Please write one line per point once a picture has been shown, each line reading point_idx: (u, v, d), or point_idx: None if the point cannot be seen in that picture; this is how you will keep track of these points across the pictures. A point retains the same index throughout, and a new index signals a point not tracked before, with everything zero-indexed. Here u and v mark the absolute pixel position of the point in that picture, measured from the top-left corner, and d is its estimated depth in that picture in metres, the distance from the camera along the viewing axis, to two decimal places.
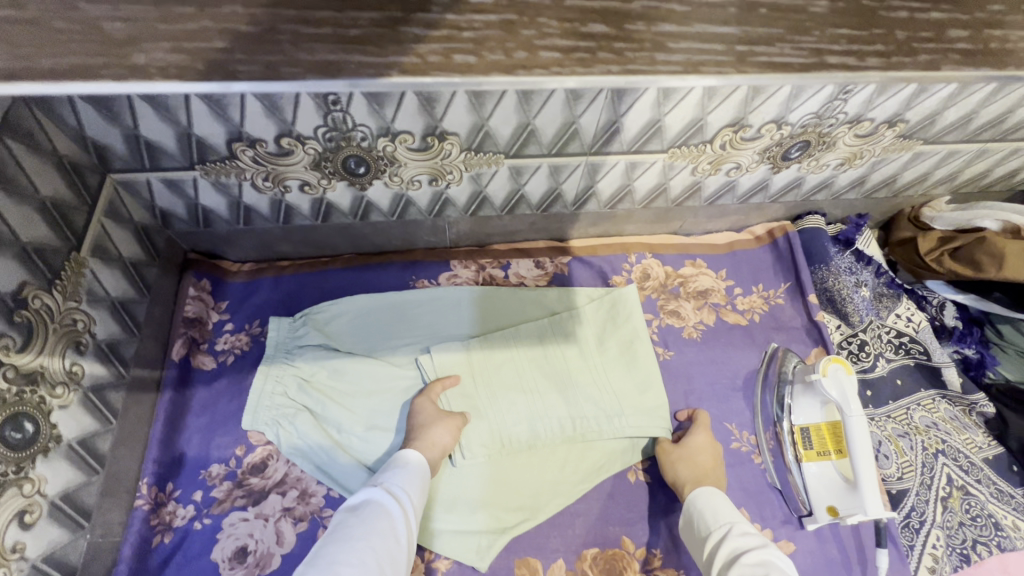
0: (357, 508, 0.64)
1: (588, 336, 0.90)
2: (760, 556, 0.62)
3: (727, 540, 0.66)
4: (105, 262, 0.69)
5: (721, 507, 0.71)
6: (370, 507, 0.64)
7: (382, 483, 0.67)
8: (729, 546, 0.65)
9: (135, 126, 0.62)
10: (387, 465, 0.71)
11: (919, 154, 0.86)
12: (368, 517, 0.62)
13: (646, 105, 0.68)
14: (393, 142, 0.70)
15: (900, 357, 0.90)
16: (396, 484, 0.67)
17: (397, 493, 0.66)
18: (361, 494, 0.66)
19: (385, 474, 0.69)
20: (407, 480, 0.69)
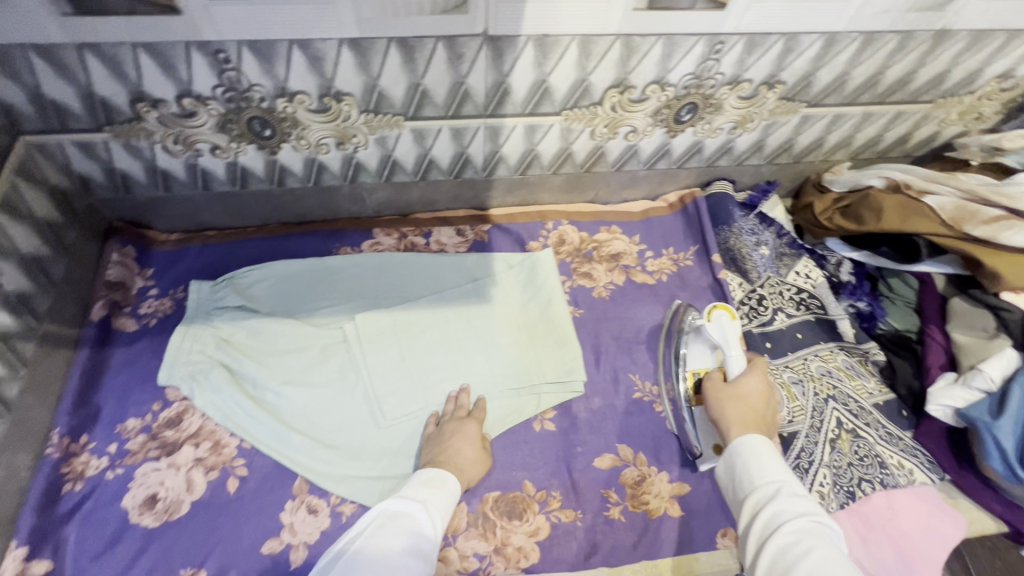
0: (394, 520, 0.63)
1: (505, 298, 0.95)
2: (802, 524, 0.53)
3: (771, 502, 0.56)
4: (15, 217, 0.72)
5: (767, 463, 0.60)
6: (405, 523, 0.62)
7: (422, 500, 0.67)
8: (772, 506, 0.56)
9: (37, 84, 0.67)
10: (426, 480, 0.70)
11: (807, 118, 0.91)
12: (405, 536, 0.61)
13: (527, 62, 0.73)
14: (292, 103, 0.74)
15: (801, 313, 0.94)
16: (434, 506, 0.67)
17: (433, 514, 0.66)
18: (399, 504, 0.65)
19: (427, 489, 0.68)
20: (445, 504, 0.68)
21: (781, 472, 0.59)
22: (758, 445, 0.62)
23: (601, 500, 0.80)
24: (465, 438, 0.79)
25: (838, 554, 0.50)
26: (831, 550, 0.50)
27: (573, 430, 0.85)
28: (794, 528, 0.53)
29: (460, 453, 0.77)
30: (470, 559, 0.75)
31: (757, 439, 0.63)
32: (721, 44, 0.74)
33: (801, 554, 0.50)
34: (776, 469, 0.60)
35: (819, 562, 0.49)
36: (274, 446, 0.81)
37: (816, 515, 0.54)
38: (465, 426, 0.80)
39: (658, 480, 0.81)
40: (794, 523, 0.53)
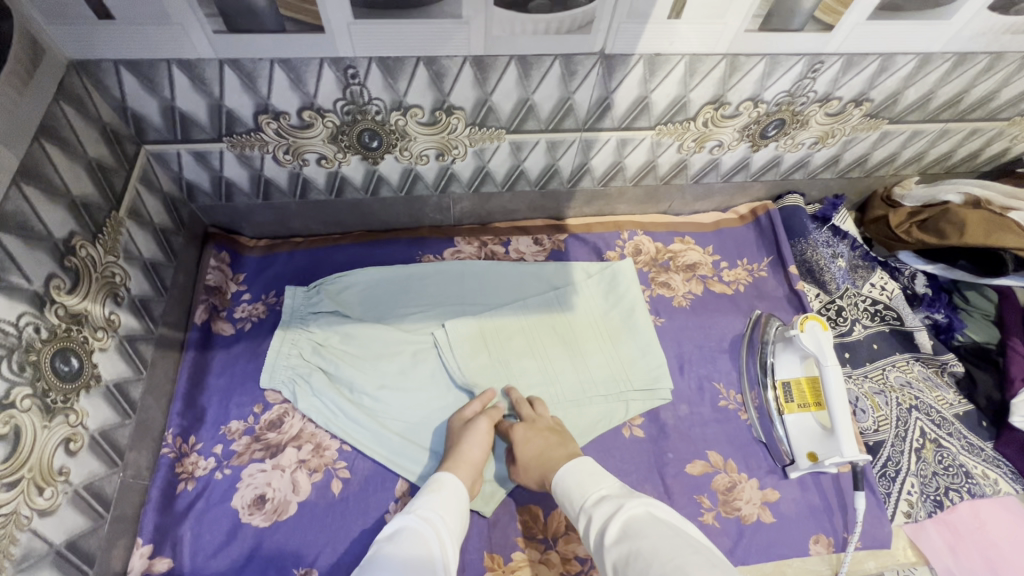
0: (393, 539, 0.62)
1: (587, 306, 0.97)
2: (620, 523, 0.62)
3: (592, 519, 0.65)
4: (138, 224, 0.74)
5: (584, 483, 0.70)
6: (401, 534, 0.63)
7: (410, 510, 0.67)
8: (596, 523, 0.64)
9: (171, 97, 0.69)
10: (424, 491, 0.71)
11: (886, 134, 0.94)
12: (406, 542, 0.62)
13: (634, 80, 0.75)
14: (405, 116, 0.76)
15: (876, 324, 0.96)
16: (432, 509, 0.67)
17: (431, 519, 0.66)
18: (394, 524, 0.65)
19: (417, 501, 0.69)
20: (440, 506, 0.68)
21: (589, 483, 0.70)
22: (572, 469, 0.72)
23: (695, 505, 0.81)
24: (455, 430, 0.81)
25: (658, 530, 0.59)
26: (648, 533, 0.58)
27: (663, 436, 0.87)
28: (613, 537, 0.61)
29: (457, 442, 0.79)
30: (572, 562, 0.76)
31: (568, 466, 0.73)
32: (821, 64, 0.77)
33: (626, 554, 0.58)
34: (591, 484, 0.69)
35: (639, 550, 0.57)
36: (375, 448, 0.82)
37: (622, 509, 0.63)
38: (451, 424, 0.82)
39: (750, 486, 0.83)
40: (612, 531, 0.62)
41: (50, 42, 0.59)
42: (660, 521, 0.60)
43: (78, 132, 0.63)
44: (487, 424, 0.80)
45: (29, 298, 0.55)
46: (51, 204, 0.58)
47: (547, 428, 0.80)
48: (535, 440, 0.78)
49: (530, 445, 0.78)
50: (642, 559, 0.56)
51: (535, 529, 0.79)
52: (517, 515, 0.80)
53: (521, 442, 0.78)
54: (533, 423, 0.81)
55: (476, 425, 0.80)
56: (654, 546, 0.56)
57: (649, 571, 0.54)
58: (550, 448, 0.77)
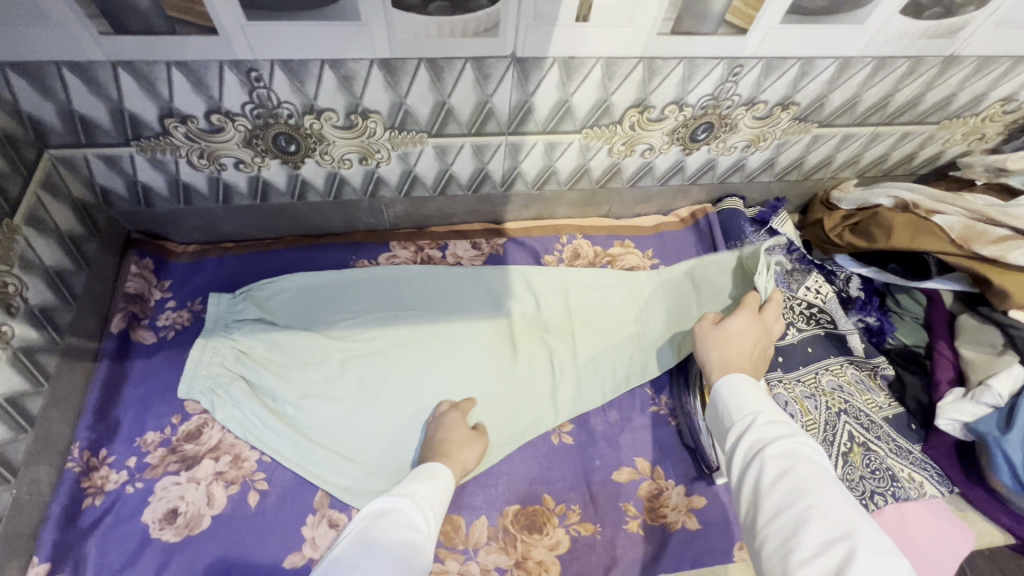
0: (383, 517, 0.60)
1: (520, 310, 0.96)
2: (786, 446, 0.55)
3: (750, 429, 0.58)
4: (40, 231, 0.72)
5: (756, 398, 0.62)
6: (396, 517, 0.60)
7: (409, 493, 0.65)
8: (748, 434, 0.58)
9: (68, 100, 0.67)
10: (416, 475, 0.69)
11: (818, 137, 0.93)
12: (399, 527, 0.59)
13: (551, 84, 0.74)
14: (319, 120, 0.75)
15: (810, 327, 0.97)
16: (423, 498, 0.65)
17: (422, 507, 0.64)
18: (383, 500, 0.63)
19: (413, 486, 0.67)
20: (432, 495, 0.67)
21: (757, 401, 0.61)
22: (741, 381, 0.65)
23: (619, 513, 0.80)
24: (446, 424, 0.80)
25: (824, 473, 0.53)
26: (816, 467, 0.53)
27: (590, 443, 0.86)
28: (779, 454, 0.54)
29: (454, 446, 0.77)
30: (492, 573, 0.75)
31: (747, 379, 0.65)
32: (740, 68, 0.76)
33: (782, 473, 0.53)
34: (766, 403, 0.61)
35: (802, 479, 0.51)
36: (296, 459, 0.81)
37: (798, 441, 0.55)
38: (446, 415, 0.81)
39: (675, 493, 0.82)
40: (778, 446, 0.55)
41: None
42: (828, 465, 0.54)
43: None
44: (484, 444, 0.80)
45: None
46: None
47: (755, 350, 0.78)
48: (747, 342, 0.75)
49: (740, 341, 0.74)
50: (808, 492, 0.50)
51: (457, 540, 0.77)
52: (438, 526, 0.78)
53: (739, 331, 0.76)
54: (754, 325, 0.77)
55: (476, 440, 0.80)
56: (822, 482, 0.51)
57: (806, 498, 0.50)
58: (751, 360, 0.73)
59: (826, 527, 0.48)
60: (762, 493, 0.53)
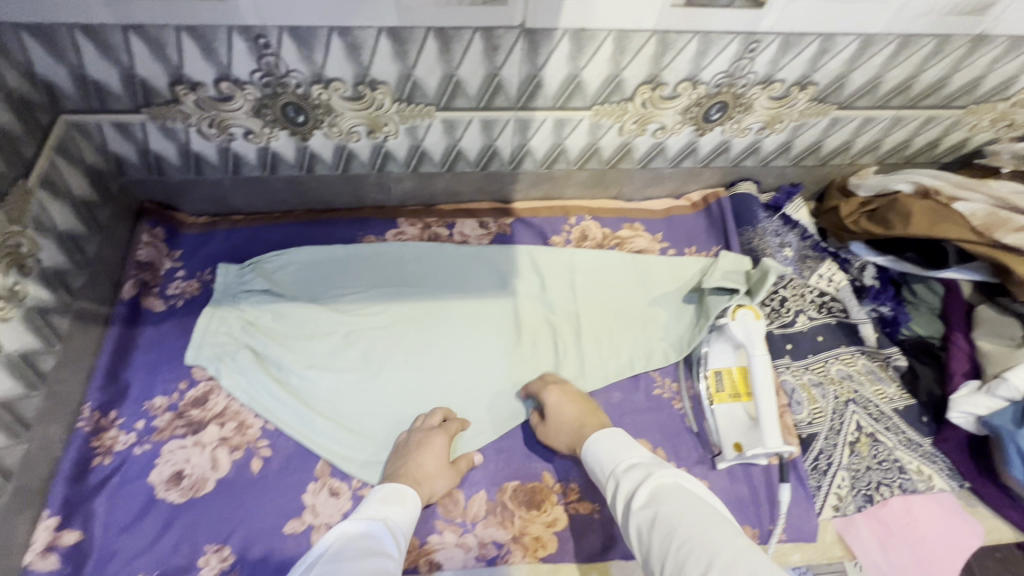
0: (356, 541, 0.60)
1: (526, 289, 0.96)
2: (647, 491, 0.61)
3: (619, 486, 0.64)
4: (54, 195, 0.73)
5: (613, 449, 0.69)
6: (370, 542, 0.61)
7: (383, 518, 0.65)
8: (620, 490, 0.64)
9: (81, 64, 0.68)
10: (388, 496, 0.68)
11: (837, 120, 0.91)
12: (372, 552, 0.59)
13: (561, 57, 0.73)
14: (327, 90, 0.75)
15: (822, 316, 0.94)
16: (397, 524, 0.65)
17: (396, 534, 0.64)
18: (360, 523, 0.63)
19: (387, 510, 0.66)
20: (406, 523, 0.66)
21: (618, 451, 0.68)
22: (601, 438, 0.71)
23: None
24: (429, 452, 0.77)
25: (685, 499, 0.59)
26: (675, 500, 0.58)
27: None
28: (643, 502, 0.60)
29: (421, 468, 0.75)
30: (489, 546, 0.76)
31: (602, 433, 0.71)
32: (757, 44, 0.74)
33: (651, 522, 0.58)
34: (625, 451, 0.68)
35: (665, 518, 0.57)
36: (299, 429, 0.82)
37: (655, 480, 0.62)
38: (431, 438, 0.78)
39: None
40: (642, 495, 0.61)
41: None
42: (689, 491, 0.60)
43: None
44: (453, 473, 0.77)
45: None
46: None
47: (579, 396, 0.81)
48: (570, 405, 0.79)
49: (565, 410, 0.78)
50: (671, 527, 0.56)
51: (455, 513, 0.78)
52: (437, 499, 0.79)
53: (554, 406, 0.79)
54: (566, 388, 0.81)
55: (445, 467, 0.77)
56: (681, 512, 0.57)
57: (672, 537, 0.55)
58: (587, 416, 0.77)
59: (695, 558, 0.52)
60: (645, 543, 0.58)
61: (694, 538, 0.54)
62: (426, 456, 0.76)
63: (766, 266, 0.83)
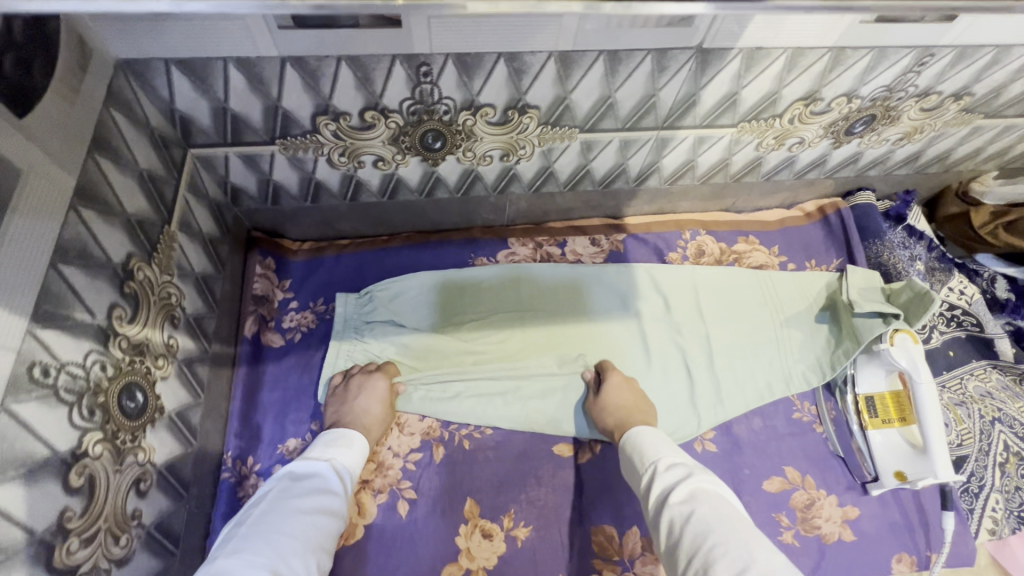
0: (300, 482, 0.64)
1: (648, 311, 0.92)
2: (687, 489, 0.59)
3: (656, 480, 0.62)
4: (189, 237, 0.69)
5: (658, 446, 0.67)
6: (313, 484, 0.64)
7: (328, 459, 0.67)
8: (658, 485, 0.62)
9: (224, 98, 0.62)
10: (331, 438, 0.71)
11: (977, 129, 0.87)
12: (317, 494, 0.63)
13: (727, 76, 0.68)
14: (474, 116, 0.70)
15: (952, 329, 0.92)
16: (344, 464, 0.68)
17: (343, 473, 0.67)
18: (305, 465, 0.66)
19: (335, 451, 0.68)
20: (353, 461, 0.69)
21: (660, 447, 0.67)
22: (647, 428, 0.71)
23: (774, 524, 0.78)
24: (370, 395, 0.77)
25: (726, 508, 0.56)
26: (714, 505, 0.56)
27: (738, 450, 0.83)
28: (680, 498, 0.58)
29: (354, 411, 0.75)
30: None
31: (648, 429, 0.71)
32: (930, 57, 0.70)
33: (686, 517, 0.56)
34: (664, 449, 0.67)
35: (701, 518, 0.54)
36: (442, 467, 0.80)
37: (696, 480, 0.59)
38: (374, 382, 0.78)
39: (829, 504, 0.80)
40: (679, 493, 0.59)
41: (96, 44, 0.52)
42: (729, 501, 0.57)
43: (127, 140, 0.57)
44: (384, 411, 0.77)
45: (94, 335, 0.50)
46: (107, 224, 0.52)
47: (639, 392, 0.81)
48: (627, 393, 0.79)
49: (621, 394, 0.79)
50: (706, 525, 0.53)
51: (611, 551, 0.76)
52: (591, 536, 0.77)
53: (613, 386, 0.80)
54: (631, 380, 0.82)
55: (380, 407, 0.77)
56: (718, 516, 0.54)
57: (707, 536, 0.52)
58: (639, 408, 0.78)
59: (727, 562, 0.49)
60: (674, 540, 0.55)
61: (732, 543, 0.51)
62: (364, 399, 0.76)
63: (924, 290, 0.80)
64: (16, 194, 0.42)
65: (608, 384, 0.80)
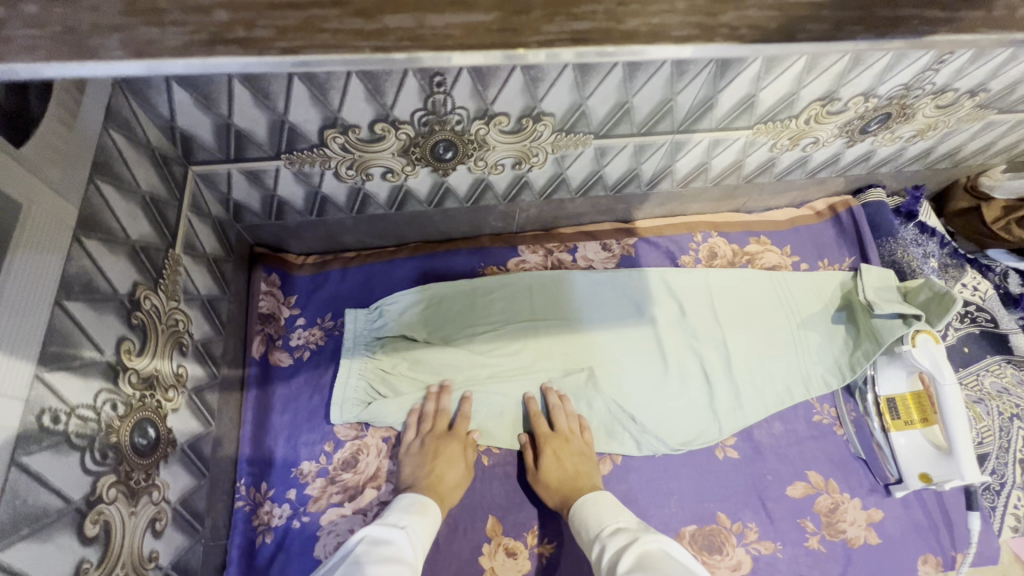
0: (375, 547, 0.58)
1: (664, 317, 0.90)
2: (636, 553, 0.56)
3: (605, 550, 0.60)
4: (193, 258, 0.66)
5: (602, 513, 0.66)
6: (387, 550, 0.57)
7: (403, 526, 0.62)
8: (607, 555, 0.59)
9: (228, 114, 0.59)
10: (404, 506, 0.66)
11: (990, 124, 0.86)
12: (388, 559, 0.56)
13: (747, 79, 0.66)
14: (488, 125, 0.67)
15: (966, 325, 0.92)
16: (418, 533, 0.62)
17: (416, 543, 0.61)
18: (381, 531, 0.60)
19: (409, 519, 0.63)
20: (426, 531, 0.64)
21: (606, 514, 0.65)
22: (593, 501, 0.68)
23: (799, 530, 0.78)
24: (449, 458, 0.74)
25: (673, 564, 0.53)
26: (660, 565, 0.53)
27: (759, 456, 0.82)
28: (629, 564, 0.55)
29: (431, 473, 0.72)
30: None
31: (589, 500, 0.69)
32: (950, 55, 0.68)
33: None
34: (610, 516, 0.65)
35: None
36: None
37: (641, 542, 0.57)
38: (449, 444, 0.75)
39: (853, 507, 0.80)
40: (626, 559, 0.56)
41: None
42: (679, 556, 0.55)
43: (127, 162, 0.54)
44: (462, 475, 0.74)
45: (103, 372, 0.47)
46: (112, 254, 0.49)
47: (575, 450, 0.77)
48: (561, 464, 0.75)
49: (554, 469, 0.75)
50: None
51: None
52: None
53: (544, 462, 0.75)
54: (563, 439, 0.77)
55: (456, 469, 0.74)
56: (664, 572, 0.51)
57: None
58: (577, 477, 0.74)
59: None
60: None
61: None
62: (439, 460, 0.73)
63: (944, 290, 0.80)
64: (19, 231, 0.39)
65: (540, 456, 0.76)
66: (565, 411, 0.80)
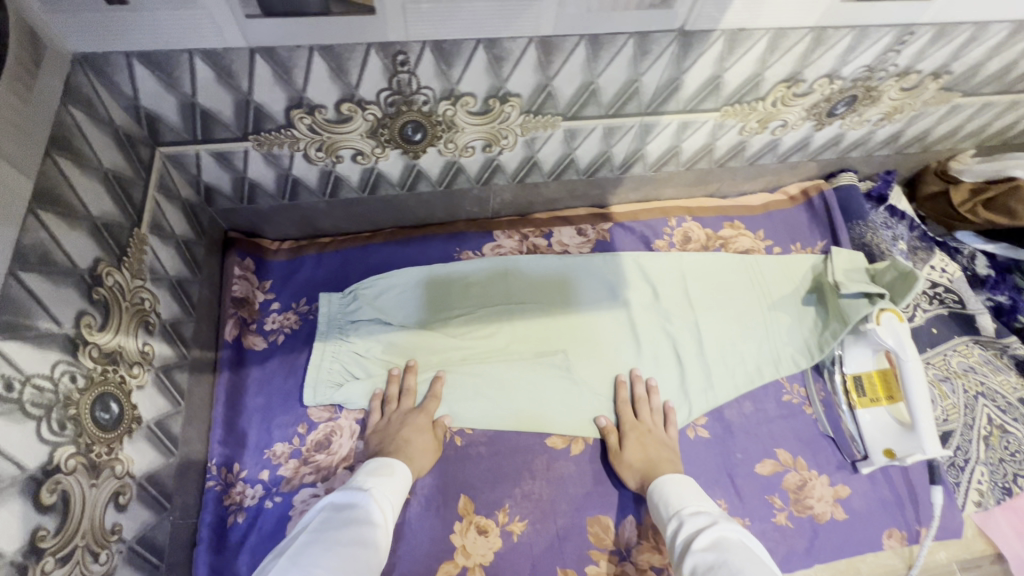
0: (341, 511, 0.59)
1: (638, 299, 0.91)
2: (710, 537, 0.56)
3: (682, 527, 0.61)
4: (161, 239, 0.66)
5: (684, 496, 0.66)
6: (353, 514, 0.59)
7: (368, 488, 0.63)
8: (684, 532, 0.60)
9: (192, 93, 0.59)
10: (370, 468, 0.67)
11: (956, 108, 0.88)
12: (350, 522, 0.58)
13: (710, 59, 0.67)
14: (455, 106, 0.68)
15: (935, 307, 0.94)
16: (385, 493, 0.64)
17: (383, 502, 0.63)
18: (348, 494, 0.62)
19: (373, 480, 0.65)
20: (393, 490, 0.65)
21: (685, 497, 0.66)
22: (675, 481, 0.69)
23: (767, 506, 0.79)
24: (416, 427, 0.75)
25: (750, 555, 0.53)
26: (739, 552, 0.53)
27: (729, 434, 0.83)
28: (704, 546, 0.56)
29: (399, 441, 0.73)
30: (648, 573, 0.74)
31: (672, 478, 0.70)
32: (911, 35, 0.70)
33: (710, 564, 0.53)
34: (689, 499, 0.66)
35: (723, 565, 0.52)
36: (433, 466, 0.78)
37: (720, 527, 0.57)
38: (415, 416, 0.76)
39: (820, 484, 0.81)
40: (704, 539, 0.57)
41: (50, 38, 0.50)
42: (755, 549, 0.55)
43: (88, 138, 0.54)
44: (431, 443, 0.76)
45: (61, 345, 0.47)
46: (71, 228, 0.50)
47: (653, 440, 0.78)
48: (639, 449, 0.77)
49: (633, 453, 0.77)
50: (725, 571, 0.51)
51: (606, 540, 0.76)
52: (587, 527, 0.77)
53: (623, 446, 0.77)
54: (641, 428, 0.79)
55: (427, 438, 0.76)
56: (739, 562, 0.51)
57: None
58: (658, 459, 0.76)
59: None
60: None
61: None
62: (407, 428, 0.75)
63: (907, 269, 0.81)
64: None
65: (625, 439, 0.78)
66: (648, 403, 0.82)
